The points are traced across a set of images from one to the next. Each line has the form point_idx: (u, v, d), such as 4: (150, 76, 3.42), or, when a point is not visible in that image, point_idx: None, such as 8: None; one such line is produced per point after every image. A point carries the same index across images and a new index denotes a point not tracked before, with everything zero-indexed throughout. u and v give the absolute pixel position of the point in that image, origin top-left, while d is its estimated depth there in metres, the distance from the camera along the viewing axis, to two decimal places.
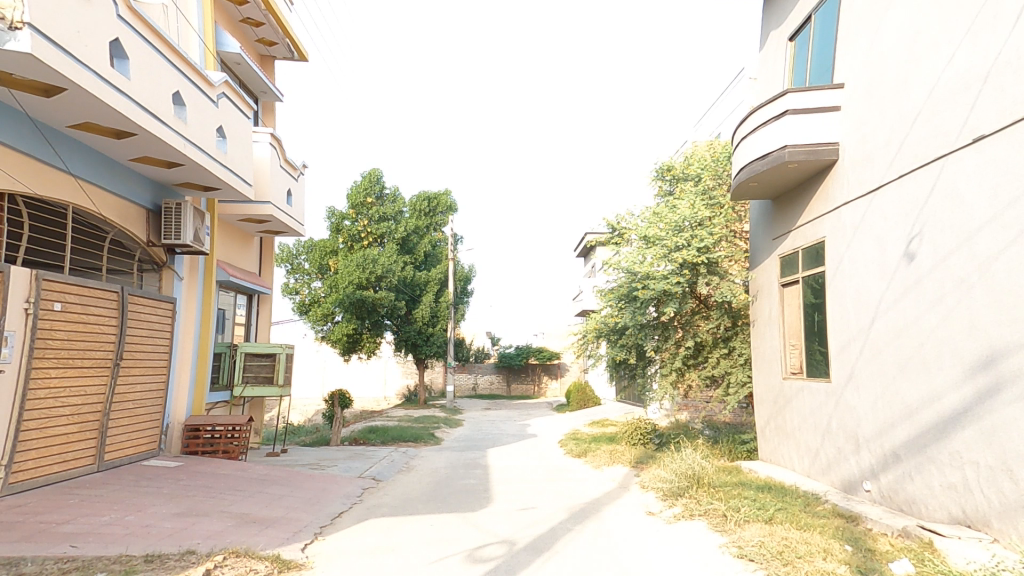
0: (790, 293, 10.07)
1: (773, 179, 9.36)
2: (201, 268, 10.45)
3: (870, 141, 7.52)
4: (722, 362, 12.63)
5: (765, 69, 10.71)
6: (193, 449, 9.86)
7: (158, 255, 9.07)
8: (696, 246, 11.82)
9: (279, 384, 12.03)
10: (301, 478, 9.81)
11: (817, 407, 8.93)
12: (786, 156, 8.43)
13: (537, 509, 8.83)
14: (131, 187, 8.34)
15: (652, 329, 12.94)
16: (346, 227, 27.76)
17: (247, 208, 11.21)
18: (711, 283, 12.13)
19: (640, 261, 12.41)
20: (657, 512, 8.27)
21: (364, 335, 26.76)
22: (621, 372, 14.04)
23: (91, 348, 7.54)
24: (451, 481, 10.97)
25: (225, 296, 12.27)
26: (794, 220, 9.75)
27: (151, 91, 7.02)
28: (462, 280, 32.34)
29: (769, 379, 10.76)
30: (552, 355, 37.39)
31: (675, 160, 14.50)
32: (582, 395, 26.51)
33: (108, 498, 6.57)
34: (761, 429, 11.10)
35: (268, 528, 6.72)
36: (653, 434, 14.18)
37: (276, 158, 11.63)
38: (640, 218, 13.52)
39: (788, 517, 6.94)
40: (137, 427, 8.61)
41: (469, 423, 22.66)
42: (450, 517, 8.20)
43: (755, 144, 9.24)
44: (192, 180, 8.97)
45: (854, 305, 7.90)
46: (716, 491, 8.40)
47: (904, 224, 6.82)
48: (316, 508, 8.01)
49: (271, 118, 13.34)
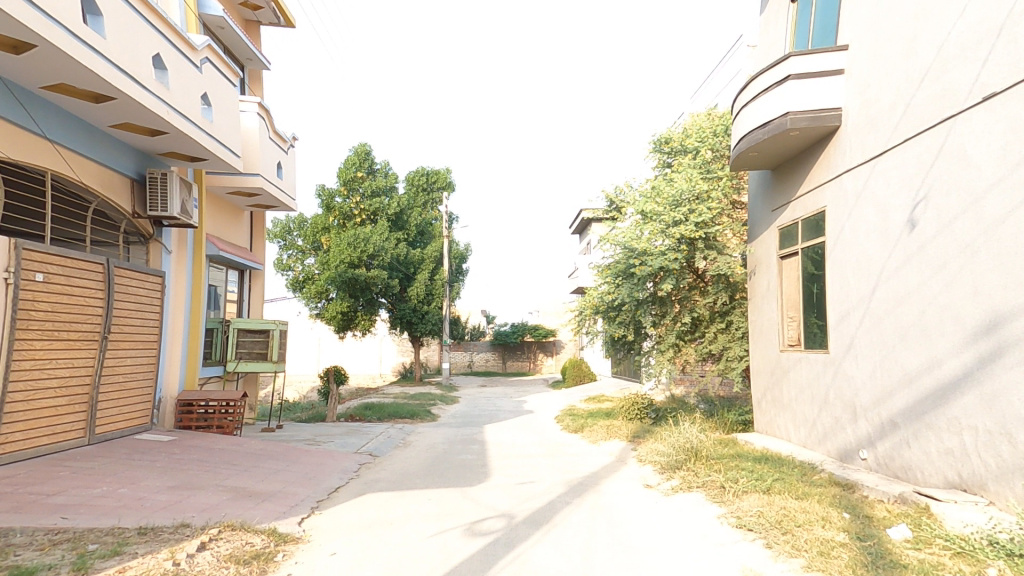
0: (789, 265, 9.97)
1: (774, 148, 9.19)
2: (190, 242, 10.23)
3: (875, 105, 7.33)
4: (720, 337, 12.62)
5: (766, 33, 10.40)
6: (187, 424, 9.80)
7: (145, 227, 8.86)
8: (694, 221, 11.64)
9: (273, 360, 11.94)
10: (297, 453, 9.75)
11: (814, 377, 8.92)
12: (788, 124, 8.25)
13: (534, 483, 8.82)
14: (113, 155, 8.07)
15: (649, 304, 12.86)
16: (337, 204, 27.39)
17: (235, 179, 10.93)
18: (708, 258, 11.98)
19: (637, 237, 12.29)
20: (655, 485, 8.28)
21: (358, 313, 26.85)
22: (617, 348, 14.02)
23: (76, 320, 7.37)
24: (448, 456, 10.96)
25: (216, 272, 12.04)
26: (794, 190, 9.60)
27: (130, 53, 6.72)
28: (458, 258, 32.10)
29: (766, 352, 10.73)
30: (548, 332, 37.43)
31: (673, 132, 14.25)
32: (578, 371, 26.59)
33: (100, 471, 6.47)
34: (758, 402, 11.13)
35: (264, 502, 6.66)
36: (650, 409, 14.25)
37: (264, 128, 11.31)
38: (637, 191, 13.32)
39: (785, 487, 6.93)
40: (129, 401, 8.49)
41: (465, 400, 22.74)
42: (447, 491, 8.17)
43: (756, 111, 9.04)
44: (177, 150, 8.71)
45: (854, 275, 7.81)
46: (713, 464, 8.41)
47: (909, 189, 6.69)
48: (312, 482, 7.95)
49: (259, 86, 12.96)
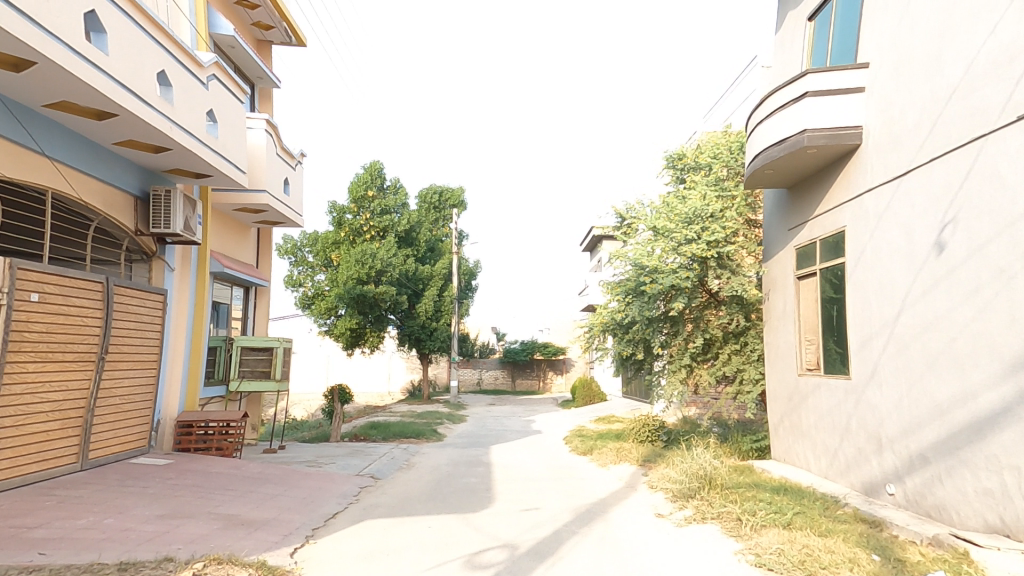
0: (806, 286, 9.61)
1: (790, 166, 8.90)
2: (194, 259, 10.12)
3: (898, 122, 7.04)
4: (734, 358, 12.20)
5: (782, 50, 10.17)
6: (186, 446, 9.57)
7: (148, 245, 8.76)
8: (706, 240, 11.33)
9: (277, 379, 11.72)
10: (296, 476, 9.46)
11: (835, 404, 8.51)
12: (805, 141, 7.97)
13: (540, 510, 8.45)
14: (117, 173, 7.98)
15: (660, 323, 12.62)
16: (348, 220, 27.40)
17: (241, 196, 10.85)
18: (721, 277, 11.64)
19: (648, 255, 11.99)
20: (667, 515, 7.87)
21: (367, 329, 26.62)
22: (627, 367, 13.67)
23: (73, 340, 7.22)
24: (452, 480, 10.61)
25: (221, 290, 11.90)
26: (811, 209, 9.29)
27: (132, 70, 6.65)
28: (467, 275, 31.91)
29: (783, 375, 10.33)
30: (558, 350, 36.96)
31: (686, 149, 13.55)
32: (588, 390, 26.13)
33: (88, 499, 6.25)
34: (774, 427, 10.70)
35: (257, 531, 6.38)
36: (661, 431, 13.82)
37: (272, 145, 11.25)
38: (649, 208, 13.02)
39: (807, 522, 6.50)
40: (125, 423, 8.29)
41: (473, 419, 22.35)
42: (449, 518, 7.84)
43: (772, 129, 8.78)
44: (182, 166, 8.63)
45: (877, 299, 7.46)
46: (729, 493, 7.97)
47: (936, 210, 6.37)
48: (309, 508, 7.67)
49: (269, 104, 12.95)
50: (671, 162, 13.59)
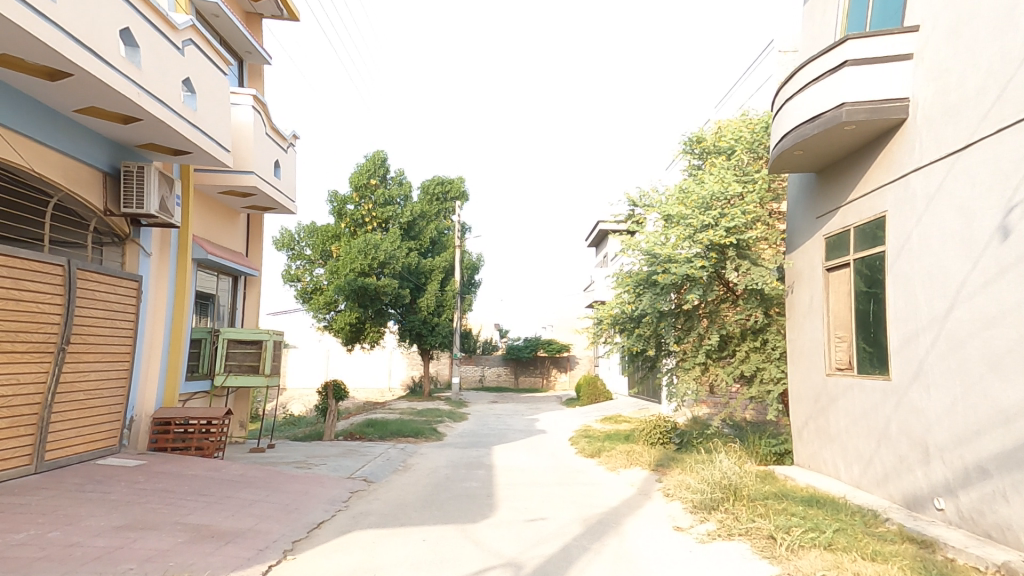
0: (837, 278, 8.82)
1: (822, 146, 8.11)
2: (174, 244, 9.42)
3: (956, 90, 6.25)
4: (753, 356, 11.40)
5: (811, 22, 9.35)
6: (162, 445, 8.85)
7: (120, 227, 8.06)
8: (725, 226, 10.47)
9: (266, 374, 11.04)
10: (282, 479, 8.74)
11: (870, 407, 7.71)
12: (843, 117, 7.18)
13: (546, 520, 7.69)
14: (81, 146, 7.26)
15: (672, 318, 11.80)
16: (349, 211, 26.67)
17: (227, 178, 10.13)
18: (740, 268, 10.74)
19: (661, 242, 11.17)
20: (688, 528, 7.09)
21: (367, 324, 25.86)
22: (637, 363, 12.93)
23: (25, 329, 6.50)
24: (450, 483, 9.85)
25: (207, 279, 11.18)
26: (844, 195, 8.48)
27: (89, 24, 5.89)
28: (471, 269, 31.14)
29: (809, 376, 9.52)
30: (563, 347, 36.21)
31: (705, 131, 12.65)
32: (594, 388, 25.37)
33: (37, 509, 5.56)
34: (797, 430, 9.93)
35: (227, 545, 5.64)
36: (673, 433, 13.05)
37: (259, 123, 10.52)
38: (664, 195, 12.19)
39: (851, 543, 5.71)
40: (91, 421, 7.59)
41: (475, 417, 21.60)
42: (445, 529, 7.06)
43: (803, 104, 7.98)
44: (156, 141, 7.90)
45: (925, 291, 6.66)
46: (757, 506, 7.15)
47: (1002, 188, 5.58)
48: (291, 517, 6.92)
49: (259, 82, 12.19)
50: (689, 145, 12.71)
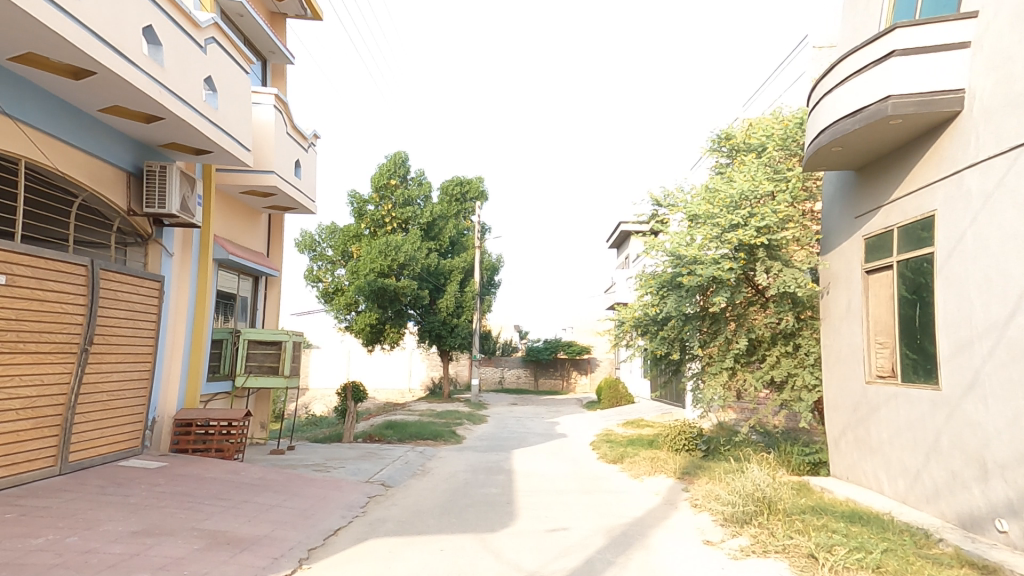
0: (877, 281, 8.38)
1: (864, 142, 7.73)
2: (196, 245, 9.39)
3: (1018, 81, 5.82)
4: (784, 361, 10.91)
5: (852, 12, 8.92)
6: (184, 447, 8.80)
7: (143, 227, 8.02)
8: (755, 225, 10.01)
9: (285, 375, 10.95)
10: (300, 482, 8.61)
11: (917, 418, 7.29)
12: (890, 110, 6.82)
13: (569, 530, 7.42)
14: (105, 145, 7.23)
15: (698, 321, 11.43)
16: (369, 212, 26.69)
17: (248, 177, 10.09)
18: (771, 270, 10.29)
19: (686, 243, 10.76)
20: (719, 543, 6.73)
21: (387, 324, 25.86)
22: (661, 367, 12.54)
23: (49, 330, 6.46)
24: (469, 489, 9.63)
25: (229, 279, 11.16)
26: (886, 193, 8.05)
27: (112, 21, 5.82)
28: (490, 270, 30.94)
29: (846, 383, 9.08)
30: (583, 349, 35.80)
31: (735, 128, 12.14)
32: (614, 392, 24.96)
33: (57, 512, 5.48)
34: (834, 440, 9.50)
35: (243, 553, 5.49)
36: (699, 439, 12.64)
37: (281, 123, 10.46)
38: (690, 194, 11.80)
39: (903, 566, 5.33)
40: (114, 422, 7.54)
41: (495, 420, 21.38)
42: (464, 539, 6.83)
43: (844, 97, 7.61)
44: (179, 141, 7.85)
45: (981, 296, 6.24)
46: (794, 521, 6.77)
47: None
48: (308, 523, 6.76)
49: (282, 82, 12.15)
50: (717, 142, 12.17)
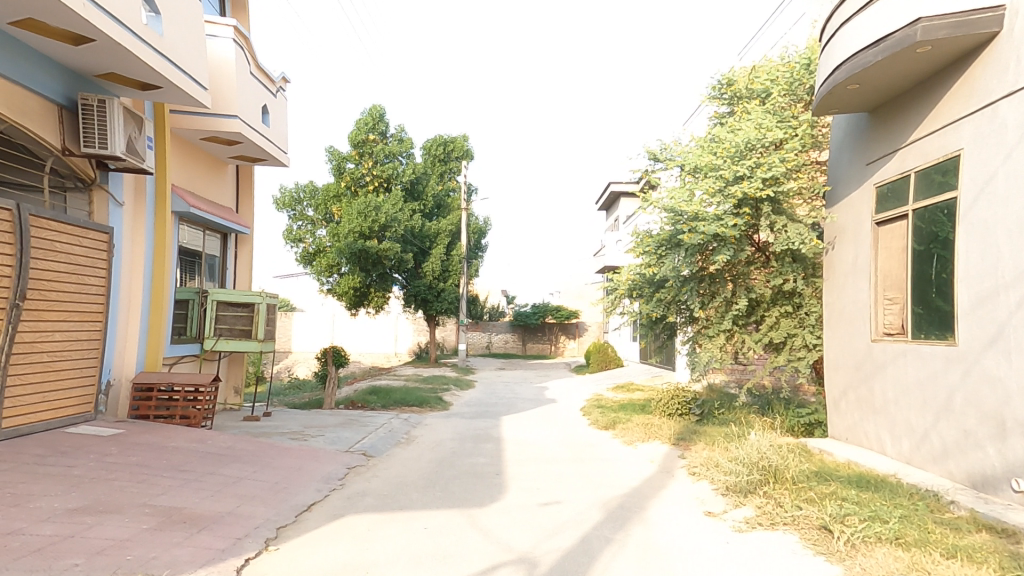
0: (889, 233, 7.79)
1: (884, 77, 7.02)
2: (151, 193, 8.51)
3: None
4: (784, 322, 10.40)
5: None
6: (145, 413, 8.13)
7: (83, 169, 7.20)
8: (761, 176, 9.29)
9: (259, 339, 10.19)
10: (273, 452, 8.00)
11: (927, 376, 6.79)
12: (919, 35, 6.09)
13: (561, 505, 6.93)
14: (26, 71, 6.36)
15: (695, 282, 10.79)
16: (349, 170, 25.56)
17: (209, 122, 9.15)
18: (775, 226, 9.65)
19: (687, 198, 10.04)
20: (721, 514, 6.27)
21: (372, 288, 25.22)
22: (656, 331, 11.98)
23: None
24: (456, 460, 9.12)
25: (193, 235, 10.29)
26: (904, 135, 7.38)
27: None
28: (477, 234, 30.09)
29: (849, 343, 8.58)
30: (572, 314, 35.40)
31: (738, 72, 11.26)
32: (603, 356, 24.69)
33: None
34: (833, 400, 9.06)
35: (200, 533, 4.88)
36: (692, 404, 12.29)
37: (242, 61, 9.46)
38: (689, 145, 10.96)
39: (924, 536, 4.89)
40: (59, 385, 6.86)
41: (482, 385, 20.97)
42: (450, 515, 6.29)
43: (865, 26, 6.86)
44: (118, 71, 6.93)
45: (1008, 242, 5.70)
46: (802, 489, 6.31)
47: None
48: (278, 499, 6.17)
49: (244, 17, 11.01)
50: (718, 89, 11.34)
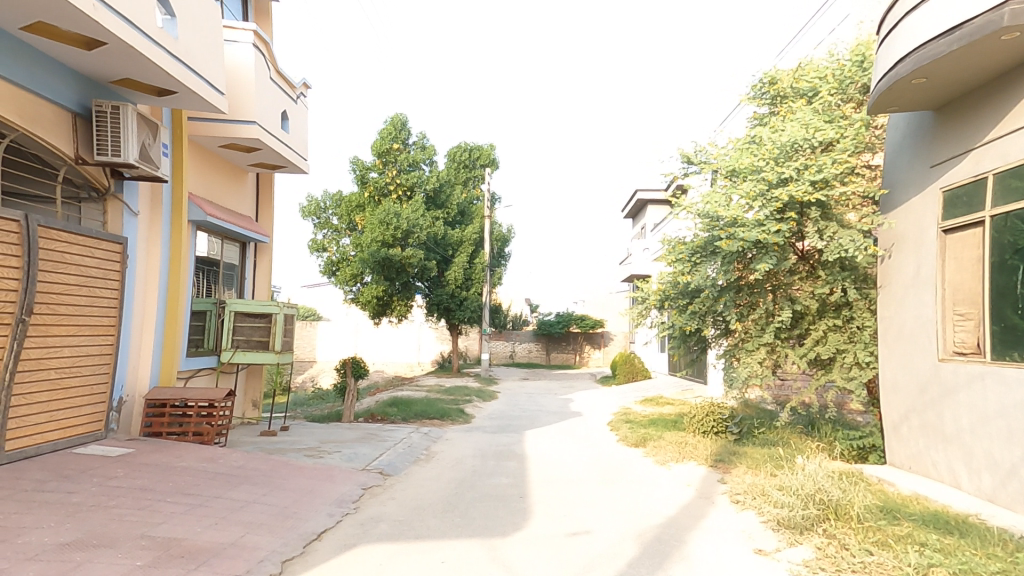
0: (960, 242, 7.05)
1: (957, 68, 6.36)
2: (168, 202, 8.26)
3: None
4: (832, 337, 9.62)
5: None
6: (157, 431, 7.80)
7: (98, 179, 6.96)
8: (809, 179, 8.59)
9: (277, 350, 9.89)
10: (286, 472, 7.59)
11: (1014, 404, 6.02)
12: (1006, 20, 5.43)
13: (592, 535, 6.35)
14: (40, 77, 6.13)
15: (733, 292, 10.10)
16: (372, 179, 25.46)
17: (226, 129, 8.87)
18: (824, 232, 8.92)
19: (724, 203, 9.38)
20: (772, 552, 5.61)
21: (394, 297, 24.94)
22: (688, 345, 11.28)
23: None
24: (477, 480, 8.58)
25: (211, 244, 10.05)
26: (981, 134, 6.67)
27: None
28: (500, 242, 29.66)
29: (911, 362, 7.81)
30: (597, 323, 34.63)
31: (782, 71, 10.56)
32: (630, 367, 23.89)
33: None
34: (892, 424, 8.27)
35: (198, 569, 4.46)
36: (729, 421, 11.51)
37: (261, 66, 9.19)
38: (726, 147, 10.28)
39: None
40: (68, 403, 6.58)
41: (505, 396, 20.41)
42: (470, 546, 5.75)
43: (934, 13, 6.21)
44: (134, 76, 6.66)
45: None
46: (867, 530, 5.62)
47: None
48: (287, 526, 5.73)
49: (266, 23, 10.80)
50: (759, 88, 10.66)
